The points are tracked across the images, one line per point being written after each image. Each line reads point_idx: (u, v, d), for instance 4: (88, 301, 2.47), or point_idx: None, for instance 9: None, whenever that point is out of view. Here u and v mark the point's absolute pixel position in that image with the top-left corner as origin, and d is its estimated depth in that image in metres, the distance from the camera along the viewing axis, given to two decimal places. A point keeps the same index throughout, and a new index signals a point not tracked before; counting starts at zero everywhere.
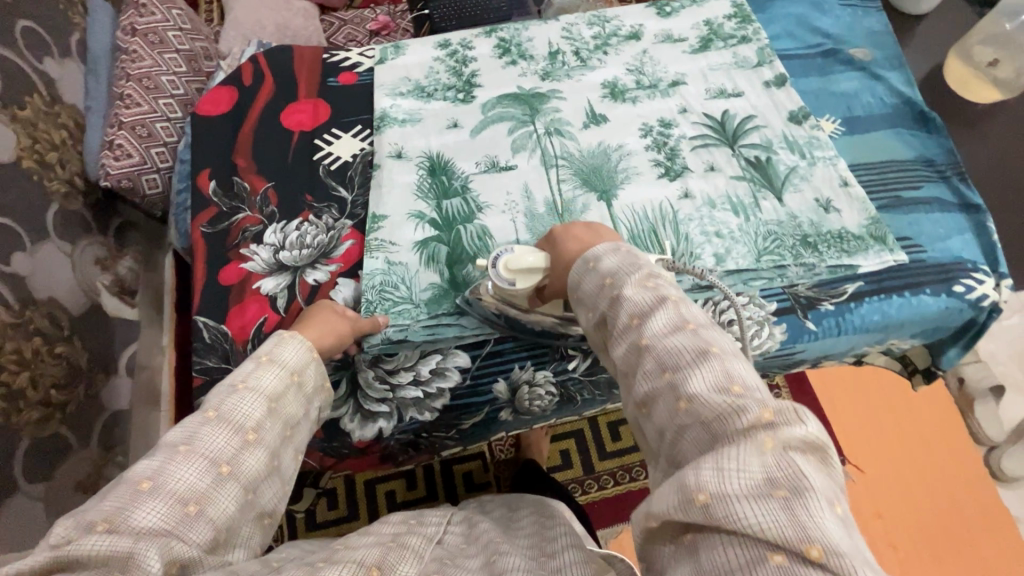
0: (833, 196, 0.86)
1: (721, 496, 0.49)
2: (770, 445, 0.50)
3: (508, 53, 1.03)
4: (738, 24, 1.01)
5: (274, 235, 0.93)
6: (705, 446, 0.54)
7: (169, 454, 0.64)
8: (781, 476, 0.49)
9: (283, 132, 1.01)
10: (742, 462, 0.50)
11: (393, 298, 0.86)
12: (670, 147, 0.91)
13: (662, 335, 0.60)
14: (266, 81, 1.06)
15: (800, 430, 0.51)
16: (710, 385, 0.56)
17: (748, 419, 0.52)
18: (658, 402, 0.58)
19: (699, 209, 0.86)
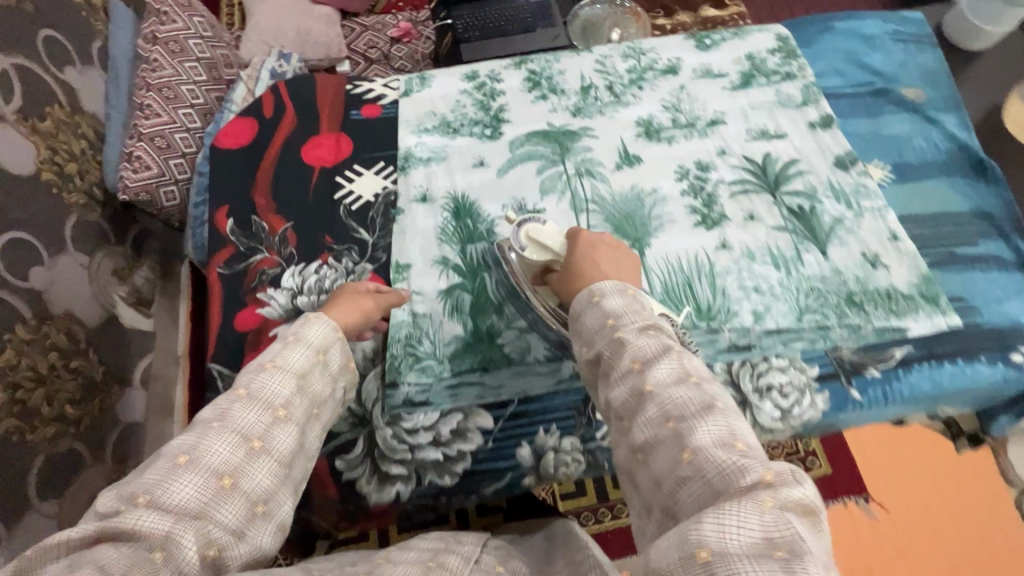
0: (880, 251, 0.82)
1: (721, 551, 0.50)
2: (767, 504, 0.52)
3: (539, 87, 1.00)
4: (782, 59, 0.98)
5: (293, 279, 0.89)
6: (703, 500, 0.55)
7: (202, 430, 0.65)
8: (777, 537, 0.50)
9: (305, 166, 0.99)
10: (737, 516, 0.51)
11: (416, 353, 0.85)
12: (707, 193, 0.87)
13: (667, 385, 0.61)
14: (287, 112, 1.04)
15: (790, 485, 0.53)
16: (713, 439, 0.57)
17: (744, 478, 0.54)
18: (659, 449, 0.59)
19: (737, 261, 0.83)
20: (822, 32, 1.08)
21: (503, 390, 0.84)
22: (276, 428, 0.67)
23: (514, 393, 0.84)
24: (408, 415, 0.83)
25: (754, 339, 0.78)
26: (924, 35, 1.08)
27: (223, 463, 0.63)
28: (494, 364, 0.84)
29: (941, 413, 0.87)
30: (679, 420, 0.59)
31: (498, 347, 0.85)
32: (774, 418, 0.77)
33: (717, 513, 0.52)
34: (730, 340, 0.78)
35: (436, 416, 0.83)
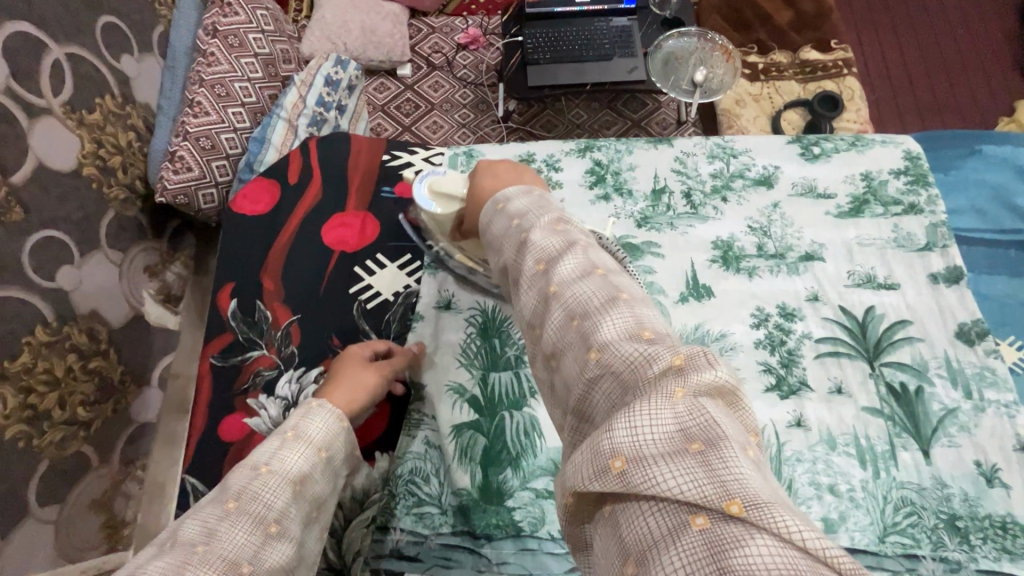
0: (1002, 463, 0.62)
1: (634, 449, 0.38)
2: (679, 395, 0.40)
3: (602, 182, 0.82)
4: (908, 185, 0.79)
5: (288, 386, 0.86)
6: (615, 397, 0.43)
7: (184, 555, 0.52)
8: (691, 427, 0.38)
9: (324, 249, 0.98)
10: (648, 410, 0.40)
11: (417, 496, 0.75)
12: (787, 349, 0.69)
13: (570, 282, 0.50)
14: (312, 185, 1.04)
15: (704, 367, 0.41)
16: (620, 332, 0.45)
17: (654, 369, 0.42)
18: (565, 353, 0.47)
19: (812, 446, 0.64)
20: None
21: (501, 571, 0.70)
22: (269, 549, 0.57)
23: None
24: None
25: None
26: None
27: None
28: (497, 532, 0.71)
29: None
30: (603, 351, 0.45)
31: (507, 510, 0.73)
32: None
33: (625, 412, 0.40)
34: None
35: None
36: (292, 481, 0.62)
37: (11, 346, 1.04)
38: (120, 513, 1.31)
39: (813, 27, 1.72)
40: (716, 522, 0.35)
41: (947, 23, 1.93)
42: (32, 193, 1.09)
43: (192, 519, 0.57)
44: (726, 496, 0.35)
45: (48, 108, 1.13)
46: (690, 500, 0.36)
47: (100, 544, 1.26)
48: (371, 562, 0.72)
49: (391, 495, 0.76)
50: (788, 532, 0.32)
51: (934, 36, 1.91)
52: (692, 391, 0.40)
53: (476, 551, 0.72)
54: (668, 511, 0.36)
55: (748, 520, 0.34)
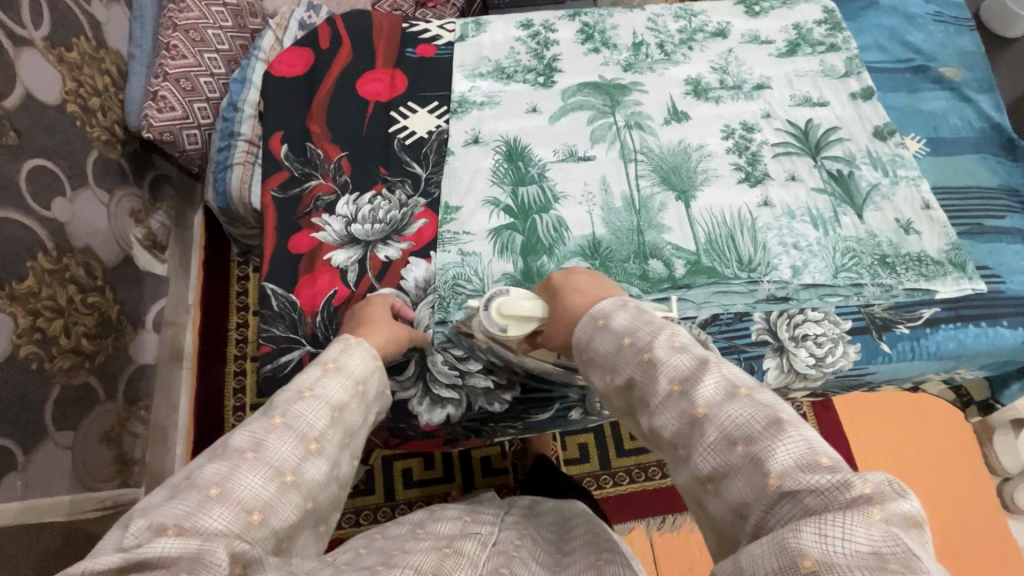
0: (915, 218, 0.75)
1: (831, 563, 0.34)
2: (877, 515, 0.35)
3: (590, 39, 0.84)
4: (827, 31, 0.86)
5: (348, 207, 0.70)
6: (795, 513, 0.37)
7: (235, 460, 0.47)
8: (889, 551, 0.34)
9: (357, 88, 0.77)
10: (841, 527, 0.35)
11: (465, 293, 0.67)
12: (751, 152, 0.78)
13: (718, 404, 0.43)
14: (342, 18, 0.82)
15: (902, 495, 0.36)
16: (795, 458, 0.39)
17: (845, 493, 0.36)
18: (730, 476, 0.41)
19: (778, 219, 0.74)
20: (867, 7, 0.90)
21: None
22: (310, 464, 0.50)
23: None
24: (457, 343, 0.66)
25: (791, 292, 0.70)
26: (967, 18, 0.90)
27: (254, 498, 0.46)
28: None
29: (957, 378, 0.78)
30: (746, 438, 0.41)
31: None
32: (809, 367, 0.68)
33: (811, 525, 0.35)
34: (768, 290, 0.70)
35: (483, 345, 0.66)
36: (333, 407, 0.53)
37: (19, 269, 1.05)
38: (129, 451, 1.31)
39: None
40: None
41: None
42: (23, 120, 1.10)
43: (239, 428, 0.50)
44: None
45: (29, 39, 1.14)
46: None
47: (113, 478, 1.25)
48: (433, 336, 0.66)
49: (437, 296, 0.67)
50: None
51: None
52: (889, 517, 0.35)
53: None
54: None
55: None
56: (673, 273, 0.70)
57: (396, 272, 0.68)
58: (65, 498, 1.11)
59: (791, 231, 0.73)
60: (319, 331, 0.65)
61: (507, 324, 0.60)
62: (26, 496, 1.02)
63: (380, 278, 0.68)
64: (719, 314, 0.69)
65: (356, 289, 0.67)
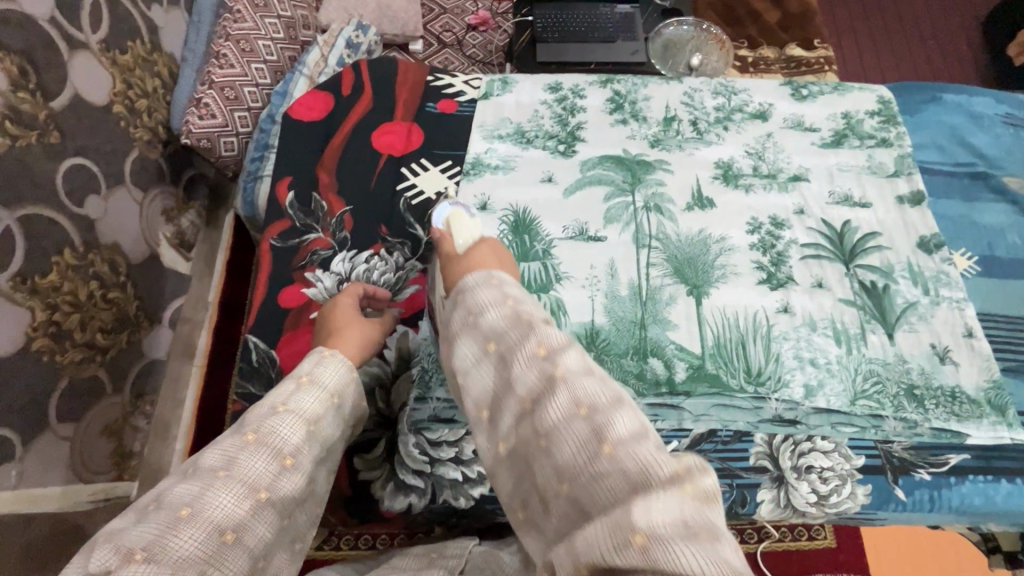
0: (953, 346, 0.68)
1: (658, 534, 0.34)
2: (689, 493, 0.36)
3: (620, 109, 0.80)
4: (880, 123, 0.79)
5: (343, 264, 0.69)
6: (624, 492, 0.37)
7: (207, 479, 0.45)
8: (699, 520, 0.35)
9: (369, 141, 0.76)
10: (659, 498, 0.35)
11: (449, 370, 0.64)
12: (777, 250, 0.72)
13: (577, 372, 0.42)
14: (366, 67, 0.81)
15: (705, 471, 0.38)
16: (632, 428, 0.39)
17: (660, 473, 0.37)
18: (563, 435, 0.40)
19: (797, 329, 0.68)
20: (929, 100, 0.82)
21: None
22: (283, 481, 0.48)
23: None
24: (432, 426, 0.62)
25: (800, 415, 0.64)
26: None
27: (226, 518, 0.44)
28: None
29: (986, 530, 0.69)
30: (593, 407, 0.40)
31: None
32: (809, 505, 0.62)
33: (644, 501, 0.35)
34: (775, 410, 0.64)
35: (461, 431, 0.62)
36: (308, 421, 0.51)
37: (44, 264, 1.08)
38: (129, 444, 1.34)
39: (798, 26, 1.82)
40: None
41: (930, 18, 2.00)
42: (68, 120, 1.14)
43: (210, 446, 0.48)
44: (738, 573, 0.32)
45: (85, 42, 1.18)
46: None
47: (108, 470, 1.27)
48: (416, 407, 0.63)
49: (420, 369, 0.64)
50: None
51: (918, 32, 1.97)
52: (697, 495, 0.37)
53: None
54: None
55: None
56: (672, 377, 0.65)
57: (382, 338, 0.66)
58: (57, 488, 1.13)
59: (809, 346, 0.67)
60: None
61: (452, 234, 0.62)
62: (19, 486, 1.05)
63: None
64: (717, 431, 0.64)
65: None
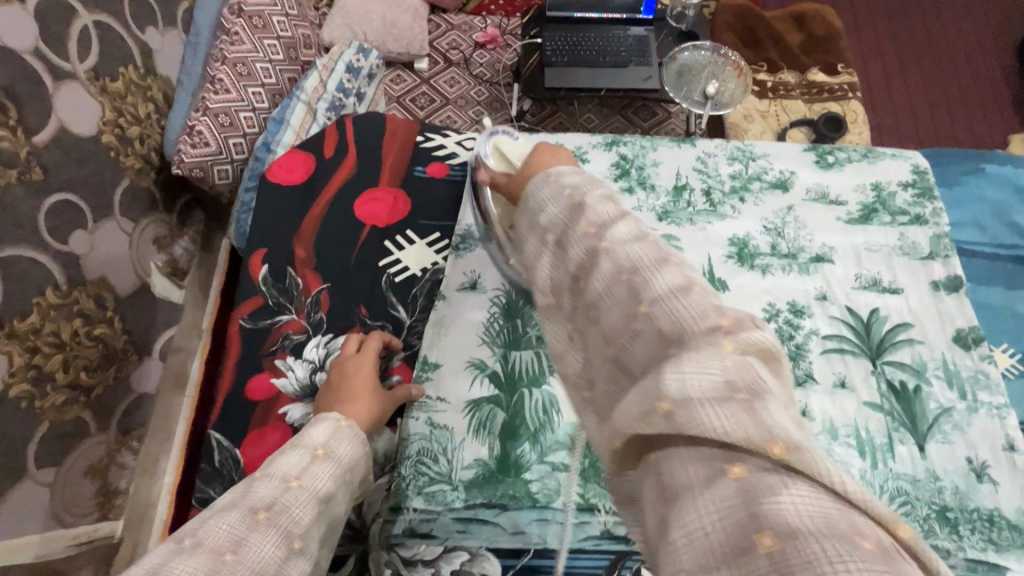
0: (992, 461, 0.61)
1: (687, 396, 0.29)
2: (729, 349, 0.31)
3: (626, 176, 0.73)
4: (914, 197, 0.72)
5: (316, 351, 0.63)
6: (663, 353, 0.33)
7: (211, 561, 0.38)
8: (739, 377, 0.30)
9: (352, 210, 0.70)
10: (694, 360, 0.31)
11: (427, 475, 0.59)
12: (795, 343, 0.65)
13: (622, 241, 0.39)
14: (351, 126, 0.75)
15: (756, 325, 0.32)
16: (673, 285, 0.35)
17: (701, 329, 0.32)
18: (608, 304, 0.38)
19: (815, 437, 0.61)
20: (969, 172, 0.76)
21: (522, 530, 0.57)
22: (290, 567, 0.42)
23: (530, 541, 0.57)
24: (407, 541, 0.57)
25: None
26: None
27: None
28: (514, 503, 0.57)
29: None
30: (636, 270, 0.37)
31: (523, 483, 0.58)
32: None
33: (672, 367, 0.31)
34: None
35: (438, 548, 0.57)
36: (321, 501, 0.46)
37: (22, 306, 1.04)
38: (114, 482, 1.30)
39: (821, 50, 1.74)
40: (756, 471, 0.27)
41: (964, 40, 1.89)
42: (53, 155, 1.10)
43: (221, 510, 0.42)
44: (768, 433, 0.27)
45: (72, 72, 1.13)
46: (731, 444, 0.28)
47: (91, 511, 1.25)
48: (389, 518, 0.58)
49: (397, 476, 0.59)
50: (830, 476, 0.26)
51: (949, 54, 1.87)
52: (742, 352, 0.31)
53: (498, 511, 0.57)
54: (703, 456, 0.29)
55: (791, 463, 0.27)
56: None
57: None
58: (35, 535, 1.09)
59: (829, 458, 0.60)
60: None
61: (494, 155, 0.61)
62: None
63: None
64: None
65: None
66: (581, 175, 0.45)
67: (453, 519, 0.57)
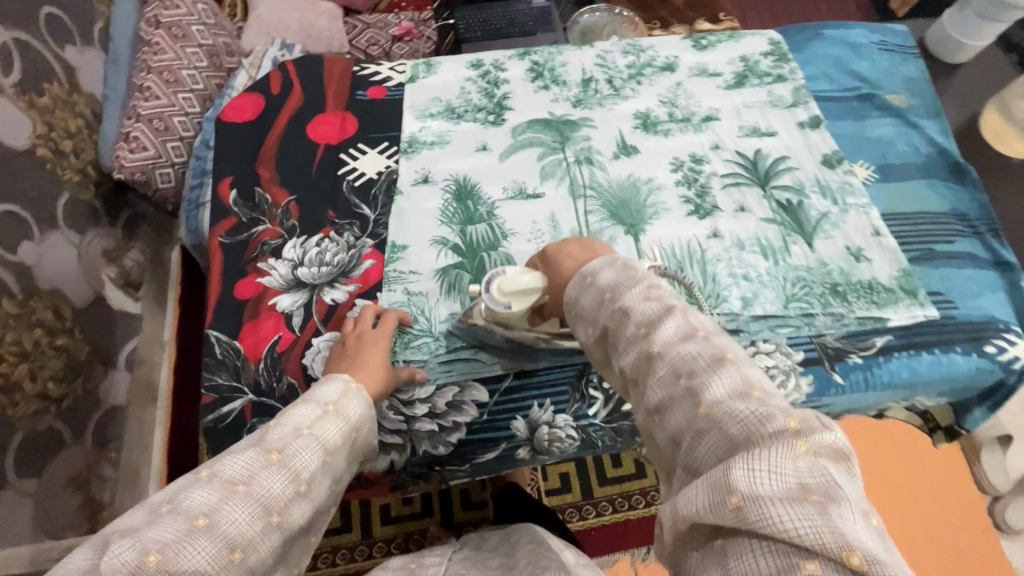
0: (865, 245, 0.75)
1: (758, 498, 0.31)
2: (802, 449, 0.33)
3: (541, 78, 0.85)
4: (773, 62, 0.88)
5: (295, 250, 0.70)
6: (726, 452, 0.35)
7: (224, 490, 0.42)
8: (811, 479, 0.32)
9: (306, 136, 0.78)
10: (767, 461, 0.32)
11: (411, 333, 0.66)
12: (699, 184, 0.78)
13: (673, 342, 0.41)
14: (290, 68, 0.83)
15: (827, 427, 0.34)
16: (731, 389, 0.37)
17: (768, 428, 0.34)
18: (671, 408, 0.39)
19: (728, 250, 0.74)
20: (813, 37, 0.91)
21: (500, 359, 0.66)
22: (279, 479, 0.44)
23: (509, 368, 0.66)
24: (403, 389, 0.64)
25: (742, 324, 0.70)
26: (911, 46, 0.92)
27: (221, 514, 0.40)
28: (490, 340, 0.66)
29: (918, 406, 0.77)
30: (692, 373, 0.39)
31: None
32: None
33: (742, 461, 0.33)
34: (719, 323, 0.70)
35: (430, 388, 0.65)
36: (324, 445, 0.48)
37: None
38: (97, 494, 1.29)
39: (703, 5, 1.96)
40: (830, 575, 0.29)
41: None
42: None
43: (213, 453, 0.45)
44: (845, 544, 0.29)
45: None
46: (807, 545, 0.30)
47: (80, 523, 1.24)
48: None
49: None
50: None
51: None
52: (814, 452, 0.33)
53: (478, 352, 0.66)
54: (777, 552, 0.31)
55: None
56: None
57: (342, 314, 0.67)
58: None
59: (740, 263, 0.73)
60: (262, 380, 0.64)
61: (510, 303, 0.59)
62: None
63: (326, 321, 0.67)
64: None
65: (300, 333, 0.66)
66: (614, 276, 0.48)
67: (440, 362, 0.65)
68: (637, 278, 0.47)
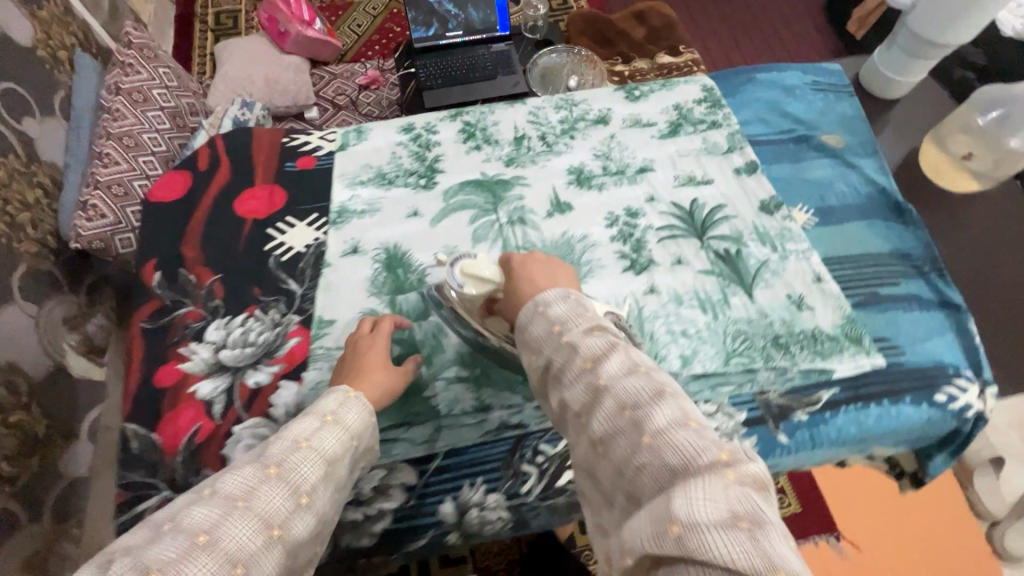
0: (806, 292, 0.73)
1: (696, 519, 0.35)
2: (731, 477, 0.38)
3: (473, 138, 0.85)
4: (708, 108, 0.87)
5: (217, 332, 0.69)
6: (665, 479, 0.39)
7: (225, 506, 0.42)
8: (740, 506, 0.36)
9: (234, 212, 0.77)
10: (701, 489, 0.37)
11: None
12: (635, 238, 0.77)
13: (618, 375, 0.45)
14: (218, 143, 0.83)
15: (748, 460, 0.39)
16: (674, 419, 0.42)
17: (703, 459, 0.39)
18: (614, 439, 0.43)
19: (665, 305, 0.72)
20: (745, 82, 0.92)
21: (427, 438, 0.64)
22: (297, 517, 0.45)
23: (438, 446, 0.64)
24: None
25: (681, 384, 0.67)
26: (845, 84, 0.92)
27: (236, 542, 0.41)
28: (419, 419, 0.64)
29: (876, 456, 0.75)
30: (639, 413, 0.43)
31: (424, 400, 0.65)
32: None
33: (682, 492, 0.37)
34: None
35: None
36: (326, 458, 0.48)
37: None
38: None
39: (665, 37, 1.96)
40: None
41: (781, 14, 2.20)
42: None
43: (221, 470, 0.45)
44: (768, 565, 0.33)
45: None
46: (736, 568, 0.33)
47: None
48: None
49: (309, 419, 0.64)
50: None
51: (772, 27, 2.17)
52: (741, 481, 0.38)
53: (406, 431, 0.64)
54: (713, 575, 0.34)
55: None
56: None
57: (265, 398, 0.65)
58: None
59: (680, 319, 0.71)
60: (179, 474, 0.61)
61: (465, 284, 0.61)
62: None
63: (248, 407, 0.64)
64: None
65: (220, 421, 0.64)
66: (566, 309, 0.49)
67: None
68: (587, 312, 0.49)
